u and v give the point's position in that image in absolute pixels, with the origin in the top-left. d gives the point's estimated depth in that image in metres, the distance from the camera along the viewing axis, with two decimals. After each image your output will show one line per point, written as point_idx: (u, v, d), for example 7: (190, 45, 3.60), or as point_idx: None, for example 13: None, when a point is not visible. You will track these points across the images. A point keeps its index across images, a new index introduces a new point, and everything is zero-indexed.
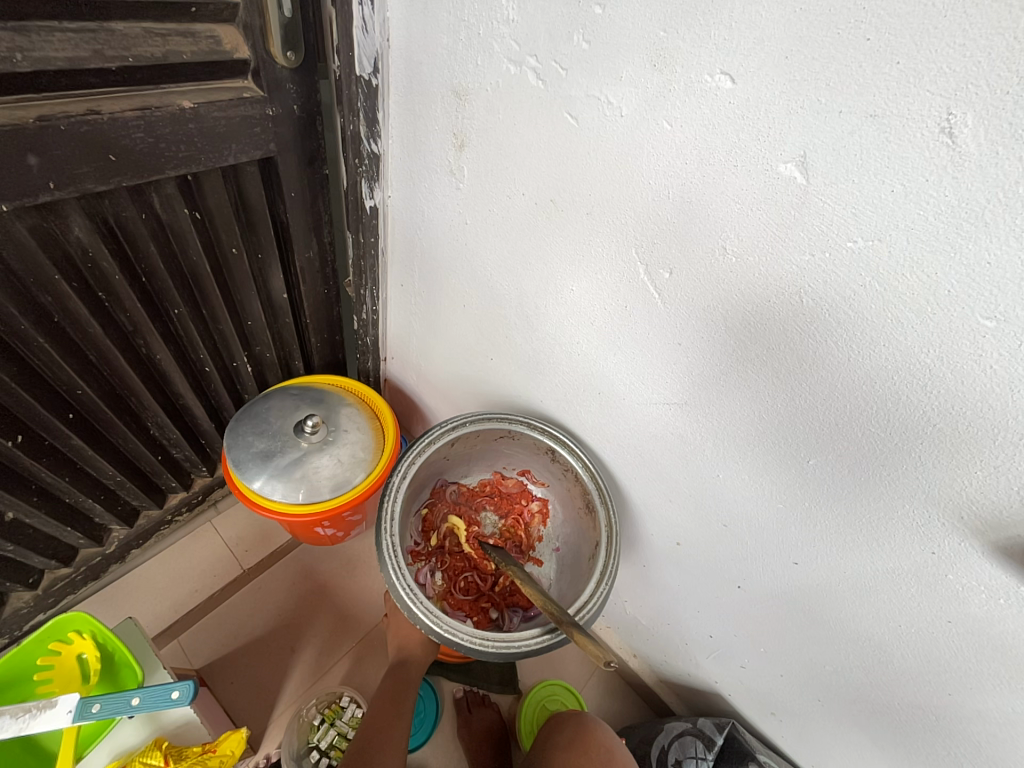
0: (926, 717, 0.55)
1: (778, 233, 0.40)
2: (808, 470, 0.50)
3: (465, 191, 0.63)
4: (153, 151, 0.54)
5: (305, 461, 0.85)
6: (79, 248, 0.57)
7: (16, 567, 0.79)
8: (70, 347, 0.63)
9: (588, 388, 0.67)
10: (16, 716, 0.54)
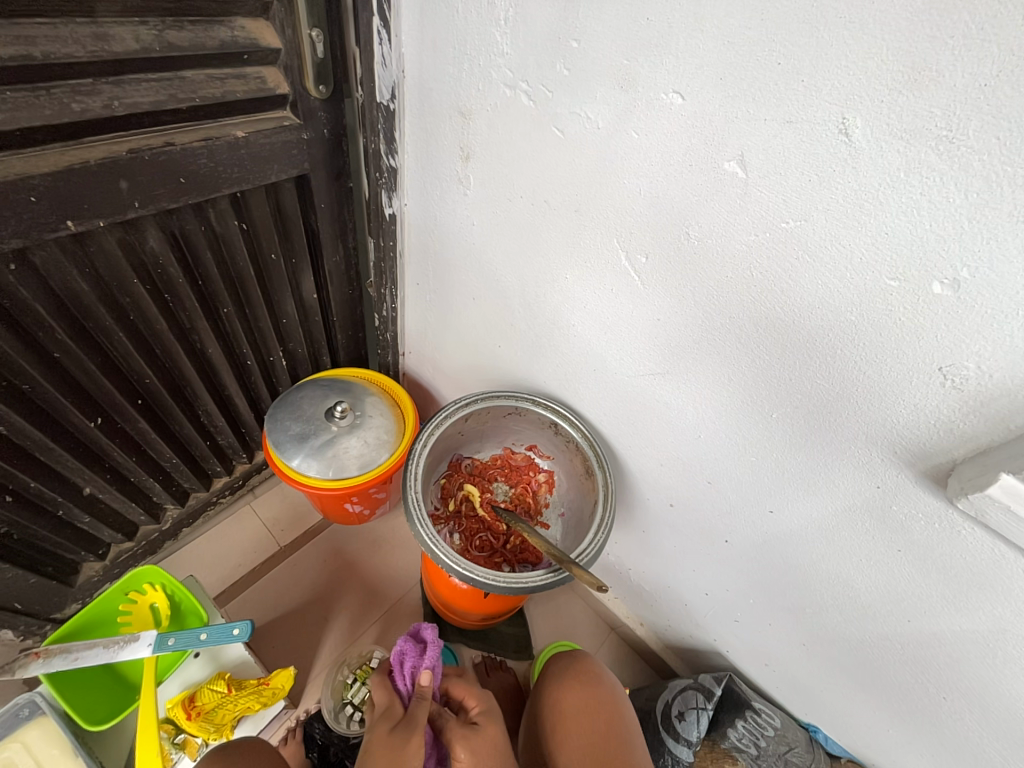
0: (893, 646, 0.62)
1: (729, 218, 0.48)
2: (773, 423, 0.57)
3: (472, 197, 0.72)
4: (213, 172, 0.65)
5: (336, 441, 0.95)
6: (151, 256, 0.68)
7: (89, 538, 0.91)
8: (141, 341, 0.75)
9: (584, 366, 0.75)
10: (109, 646, 0.65)
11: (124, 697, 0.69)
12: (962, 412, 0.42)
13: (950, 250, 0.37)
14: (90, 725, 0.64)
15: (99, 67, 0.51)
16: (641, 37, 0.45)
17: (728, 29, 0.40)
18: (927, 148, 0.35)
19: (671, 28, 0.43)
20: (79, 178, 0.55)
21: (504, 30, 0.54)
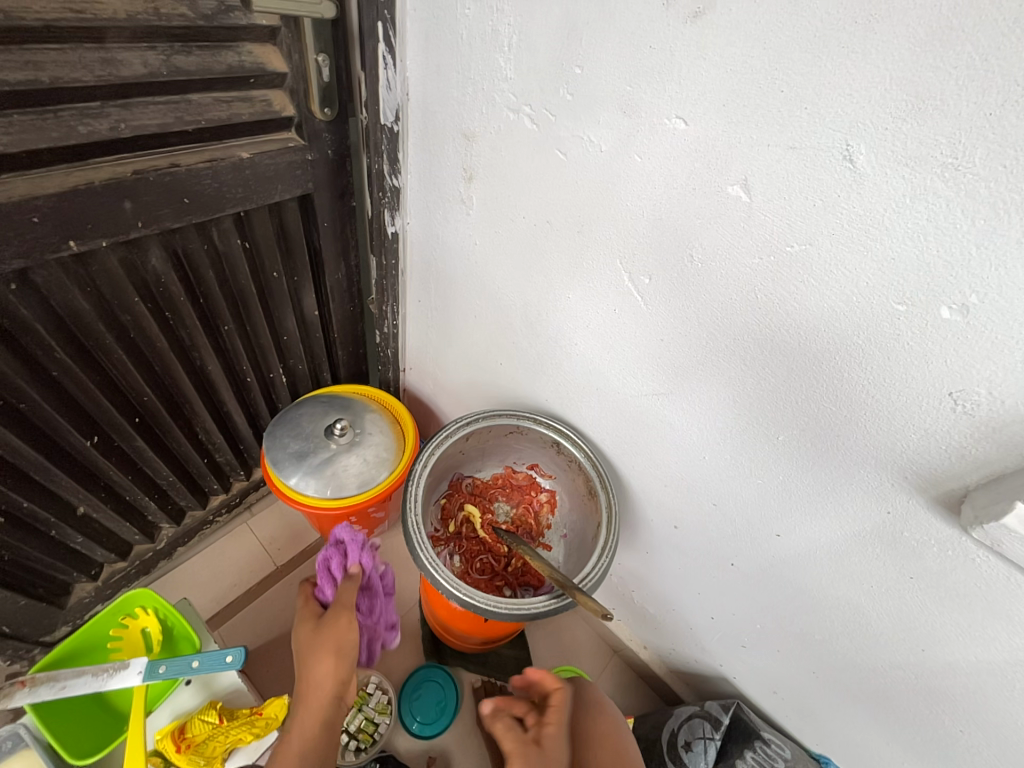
0: (907, 676, 0.60)
1: (732, 242, 0.48)
2: (779, 446, 0.56)
3: (474, 217, 0.73)
4: (217, 192, 0.65)
5: (334, 459, 0.94)
6: (154, 275, 0.68)
7: (82, 559, 0.89)
8: (141, 359, 0.74)
9: (586, 384, 0.75)
10: (97, 674, 0.63)
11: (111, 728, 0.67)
12: (973, 437, 0.41)
13: (958, 275, 0.37)
14: (73, 759, 0.62)
15: (107, 90, 0.51)
16: (644, 64, 0.46)
17: (730, 57, 0.40)
18: (932, 174, 0.35)
19: (673, 56, 0.43)
20: (84, 199, 0.55)
21: (508, 55, 0.55)
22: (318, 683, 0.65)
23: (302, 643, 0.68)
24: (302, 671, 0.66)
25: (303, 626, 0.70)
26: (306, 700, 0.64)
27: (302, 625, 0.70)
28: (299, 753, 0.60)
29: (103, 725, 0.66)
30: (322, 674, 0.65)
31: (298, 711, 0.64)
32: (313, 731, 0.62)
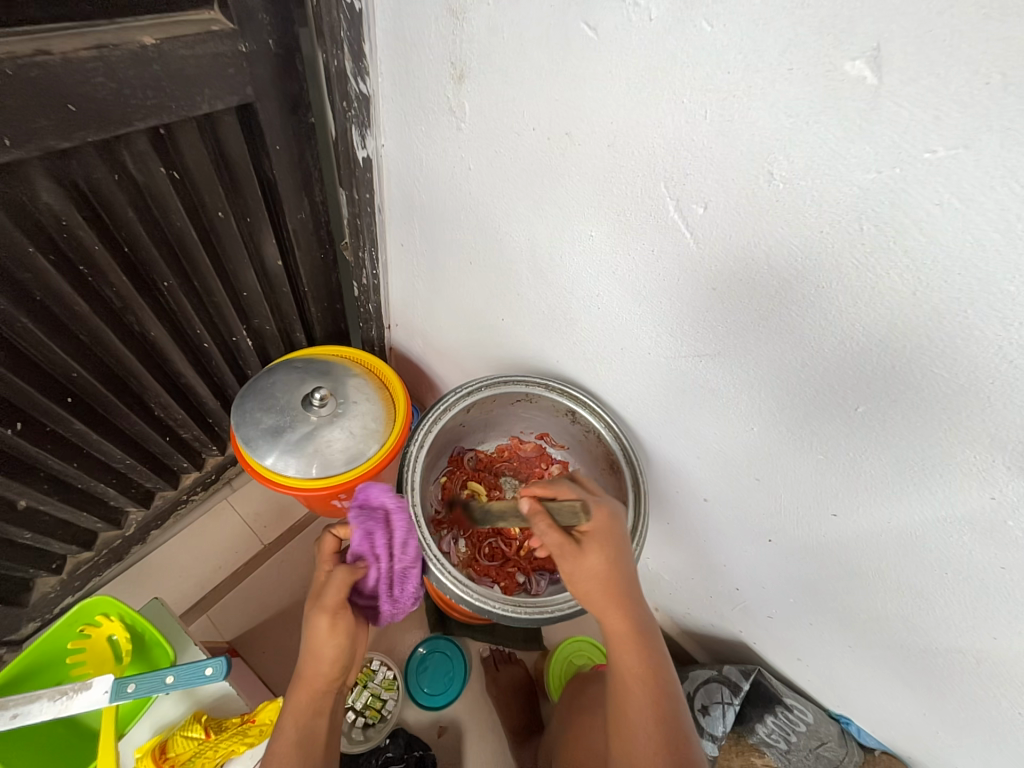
0: (966, 660, 0.55)
1: (839, 149, 0.34)
2: (855, 419, 0.46)
3: (468, 132, 0.56)
4: (118, 99, 0.48)
5: (316, 434, 0.82)
6: (51, 216, 0.52)
7: (37, 553, 0.79)
8: (58, 326, 0.60)
9: (609, 342, 0.63)
10: (56, 698, 0.57)
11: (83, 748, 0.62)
12: None
13: None
14: None
15: None
16: None
17: None
18: None
19: None
20: None
21: None
22: (319, 667, 0.59)
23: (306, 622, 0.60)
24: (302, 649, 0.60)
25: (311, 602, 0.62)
26: (305, 681, 0.60)
27: (309, 599, 0.62)
28: (293, 741, 0.57)
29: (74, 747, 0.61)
30: (326, 660, 0.59)
31: (297, 691, 0.60)
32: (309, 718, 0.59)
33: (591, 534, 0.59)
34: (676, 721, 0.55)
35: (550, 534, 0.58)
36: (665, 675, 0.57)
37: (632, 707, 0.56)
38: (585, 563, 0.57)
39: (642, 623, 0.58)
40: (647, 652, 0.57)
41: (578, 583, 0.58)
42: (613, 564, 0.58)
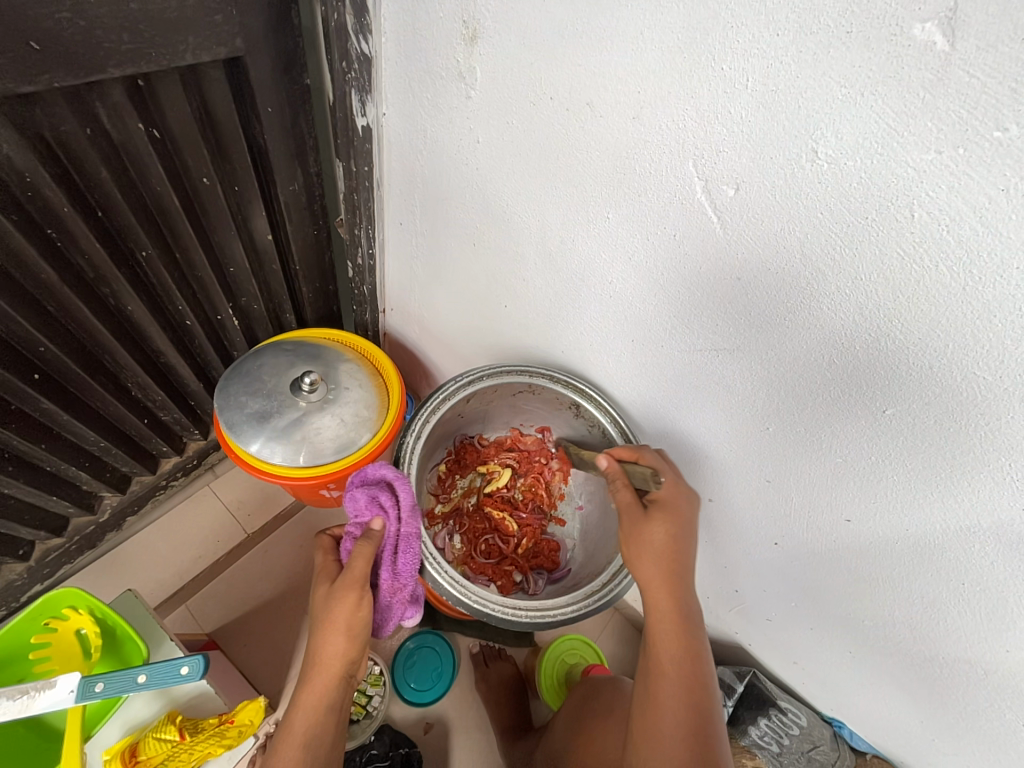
0: (972, 670, 0.54)
1: (896, 125, 0.31)
2: (881, 422, 0.44)
3: (478, 101, 0.52)
4: (89, 41, 0.43)
5: (305, 420, 0.78)
6: (13, 170, 0.47)
7: (2, 539, 0.74)
8: (22, 295, 0.55)
9: (620, 333, 0.60)
10: (15, 697, 0.53)
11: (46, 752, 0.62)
12: None
13: None
14: None
15: None
16: None
17: None
18: None
19: None
20: None
21: None
22: (329, 659, 0.53)
23: (318, 607, 0.55)
24: (311, 640, 0.54)
25: (320, 586, 0.57)
26: (315, 676, 0.53)
27: (319, 583, 0.57)
28: (301, 742, 0.51)
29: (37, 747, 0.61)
30: (336, 650, 0.54)
31: (304, 689, 0.53)
32: (315, 713, 0.53)
33: (660, 503, 0.57)
34: (707, 717, 0.51)
35: (622, 493, 0.59)
36: (702, 669, 0.53)
37: (662, 691, 0.52)
38: (647, 530, 0.56)
39: (690, 608, 0.55)
40: (691, 642, 0.54)
41: (635, 550, 0.57)
42: (675, 539, 0.56)
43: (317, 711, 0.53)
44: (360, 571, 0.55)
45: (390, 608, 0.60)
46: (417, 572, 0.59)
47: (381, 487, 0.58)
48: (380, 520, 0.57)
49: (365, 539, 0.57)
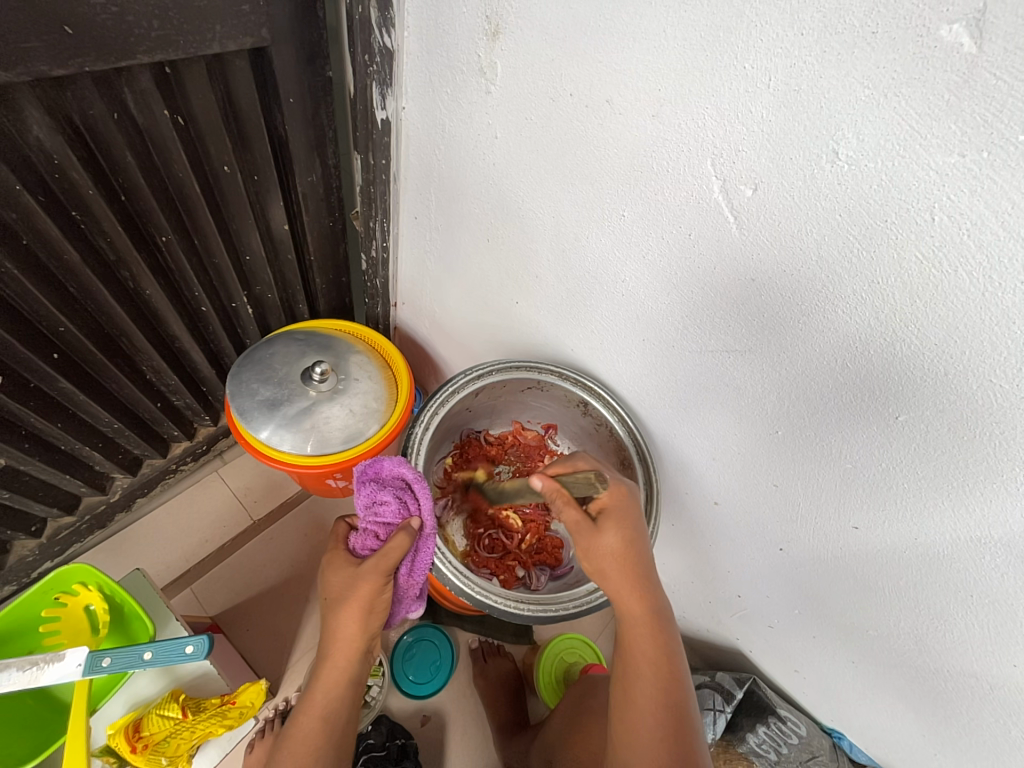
0: (979, 685, 0.53)
1: (919, 127, 0.31)
2: (893, 428, 0.44)
3: (498, 96, 0.52)
4: (120, 26, 0.44)
5: (314, 410, 0.79)
6: (41, 153, 0.48)
7: (16, 515, 0.76)
8: (46, 276, 0.56)
9: (631, 332, 0.60)
10: (24, 669, 0.54)
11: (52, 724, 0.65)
12: None
13: None
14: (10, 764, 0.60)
15: None
16: None
17: None
18: None
19: None
20: None
21: None
22: (345, 641, 0.54)
23: (334, 591, 0.55)
24: (327, 622, 0.55)
25: (335, 572, 0.56)
26: (331, 656, 0.54)
27: (333, 569, 0.56)
28: (321, 714, 0.53)
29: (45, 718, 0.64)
30: (352, 633, 0.54)
31: (323, 668, 0.54)
32: (334, 690, 0.54)
33: (607, 510, 0.58)
34: (684, 712, 0.52)
35: (567, 511, 0.57)
36: (676, 665, 0.54)
37: (638, 692, 0.53)
38: (601, 540, 0.56)
39: (659, 606, 0.56)
40: (663, 640, 0.55)
41: (593, 560, 0.56)
42: (628, 539, 0.56)
43: (337, 688, 0.54)
44: (392, 558, 0.55)
45: (400, 601, 0.60)
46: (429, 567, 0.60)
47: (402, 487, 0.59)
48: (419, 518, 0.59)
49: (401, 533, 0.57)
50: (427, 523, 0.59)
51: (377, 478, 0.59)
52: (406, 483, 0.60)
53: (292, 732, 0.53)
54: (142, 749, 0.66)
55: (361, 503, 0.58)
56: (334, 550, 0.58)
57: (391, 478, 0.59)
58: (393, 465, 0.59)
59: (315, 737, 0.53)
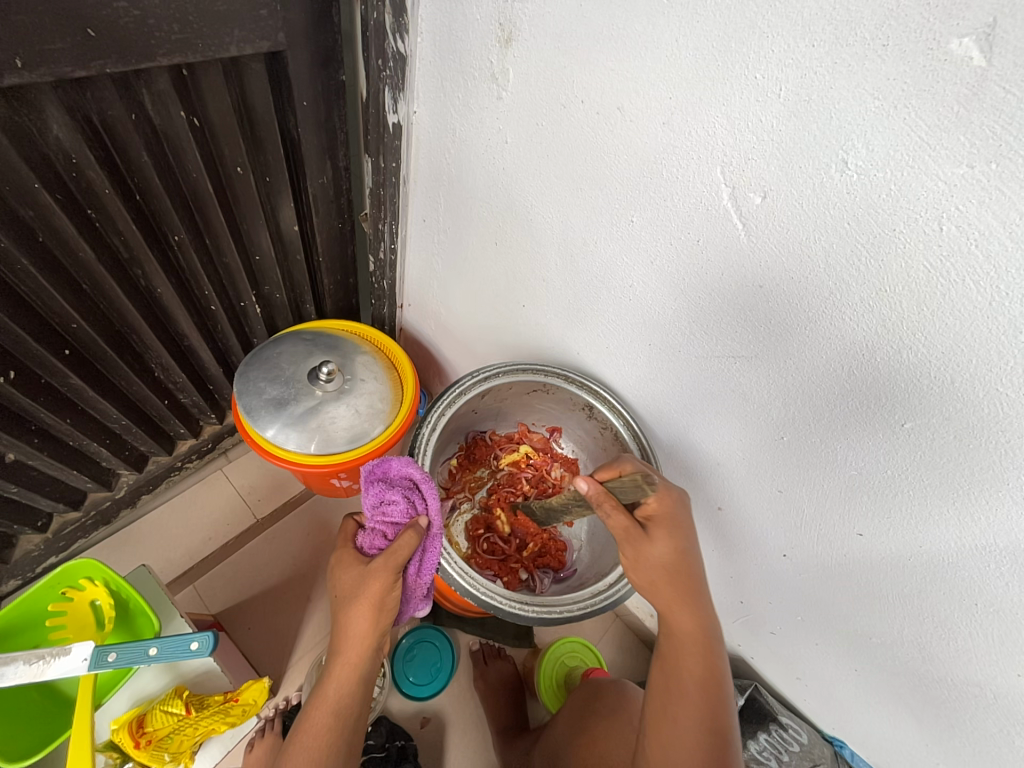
0: (982, 695, 0.53)
1: (928, 138, 0.32)
2: (899, 435, 0.44)
3: (509, 102, 0.53)
4: (141, 30, 0.45)
5: (320, 409, 0.79)
6: (60, 152, 0.49)
7: (23, 510, 0.76)
8: (60, 273, 0.56)
9: (637, 336, 0.61)
10: (31, 662, 0.55)
11: (56, 719, 0.65)
12: None
13: None
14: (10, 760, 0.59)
15: None
16: None
17: None
18: None
19: None
20: None
21: None
22: (356, 637, 0.54)
23: (344, 588, 0.55)
24: (338, 619, 0.55)
25: (346, 569, 0.57)
26: (341, 652, 0.54)
27: (344, 566, 0.57)
28: (331, 710, 0.52)
29: (49, 712, 0.65)
30: (363, 629, 0.54)
31: (334, 663, 0.54)
32: (347, 684, 0.53)
33: (656, 519, 0.56)
34: (723, 726, 0.53)
35: (614, 516, 0.56)
36: (719, 681, 0.55)
37: (680, 706, 0.53)
38: (651, 549, 0.55)
39: (707, 619, 0.56)
40: (709, 654, 0.55)
41: (641, 569, 0.56)
42: (677, 550, 0.56)
43: (350, 682, 0.53)
44: (401, 556, 0.55)
45: (409, 600, 0.61)
46: (436, 568, 0.60)
47: (409, 488, 0.60)
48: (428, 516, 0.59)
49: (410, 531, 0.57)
50: (435, 523, 0.59)
51: (385, 478, 0.60)
52: (413, 484, 0.61)
53: (302, 729, 0.52)
54: (146, 744, 0.67)
55: (369, 502, 0.59)
56: (344, 547, 0.59)
57: (399, 479, 0.60)
58: (400, 465, 0.60)
59: (326, 732, 0.51)
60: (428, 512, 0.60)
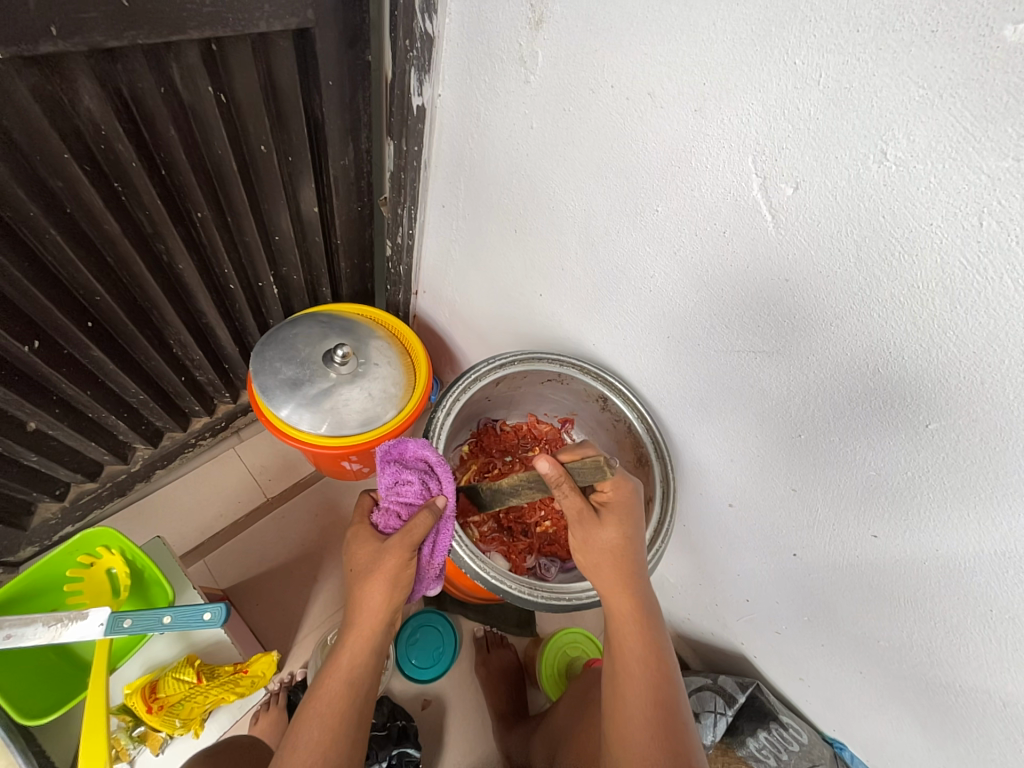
0: (992, 702, 0.52)
1: (972, 130, 0.31)
2: (923, 437, 0.43)
3: (537, 86, 0.53)
4: (174, 0, 0.45)
5: (334, 391, 0.80)
6: (90, 122, 0.49)
7: (43, 478, 0.78)
8: (86, 244, 0.57)
9: (656, 327, 0.60)
10: (50, 624, 0.56)
11: (70, 683, 0.67)
12: None
13: None
14: (27, 719, 0.61)
15: None
16: None
17: None
18: None
19: None
20: None
21: None
22: (371, 611, 0.54)
23: (361, 562, 0.56)
24: (353, 593, 0.55)
25: (362, 545, 0.58)
26: (356, 625, 0.55)
27: (360, 543, 0.58)
28: (346, 678, 0.53)
29: (65, 674, 0.67)
30: (377, 603, 0.54)
31: (348, 636, 0.54)
32: (361, 656, 0.54)
33: (611, 506, 0.59)
34: (681, 712, 0.52)
35: (569, 497, 0.57)
36: (668, 666, 0.55)
37: (628, 688, 0.53)
38: (601, 532, 0.57)
39: (647, 601, 0.57)
40: (650, 636, 0.56)
41: (587, 551, 0.58)
42: (626, 536, 0.58)
43: (364, 652, 0.54)
44: (416, 535, 0.56)
45: (422, 578, 0.61)
46: (448, 551, 0.61)
47: (425, 470, 0.61)
48: (444, 497, 0.60)
49: (427, 510, 0.58)
50: (449, 505, 0.60)
51: (400, 459, 0.61)
52: (429, 466, 0.61)
53: (314, 698, 0.52)
54: (158, 709, 0.69)
55: (385, 482, 0.60)
56: (360, 524, 0.60)
57: (414, 461, 0.61)
58: (417, 447, 0.61)
59: (339, 700, 0.52)
60: (443, 493, 0.61)
